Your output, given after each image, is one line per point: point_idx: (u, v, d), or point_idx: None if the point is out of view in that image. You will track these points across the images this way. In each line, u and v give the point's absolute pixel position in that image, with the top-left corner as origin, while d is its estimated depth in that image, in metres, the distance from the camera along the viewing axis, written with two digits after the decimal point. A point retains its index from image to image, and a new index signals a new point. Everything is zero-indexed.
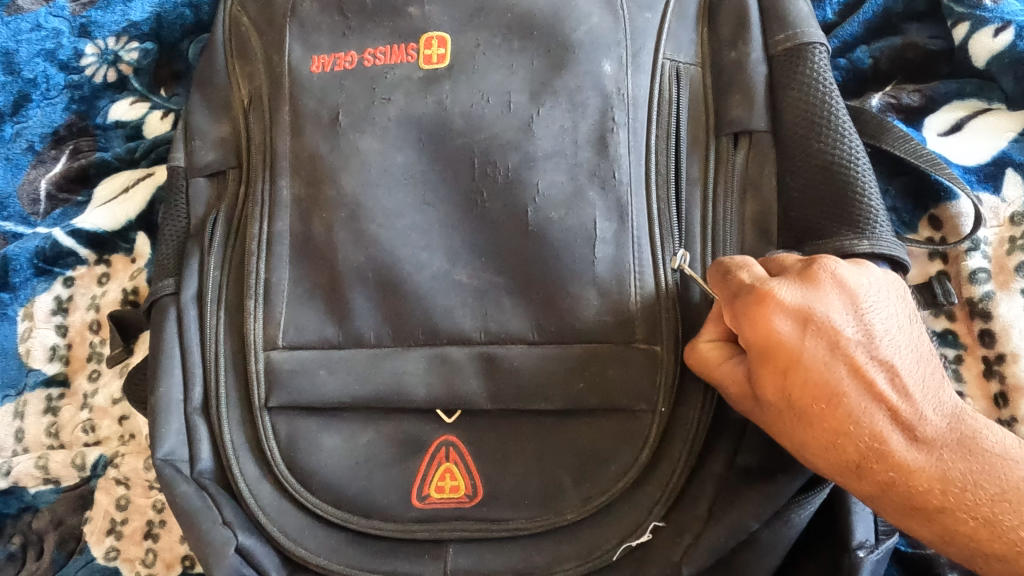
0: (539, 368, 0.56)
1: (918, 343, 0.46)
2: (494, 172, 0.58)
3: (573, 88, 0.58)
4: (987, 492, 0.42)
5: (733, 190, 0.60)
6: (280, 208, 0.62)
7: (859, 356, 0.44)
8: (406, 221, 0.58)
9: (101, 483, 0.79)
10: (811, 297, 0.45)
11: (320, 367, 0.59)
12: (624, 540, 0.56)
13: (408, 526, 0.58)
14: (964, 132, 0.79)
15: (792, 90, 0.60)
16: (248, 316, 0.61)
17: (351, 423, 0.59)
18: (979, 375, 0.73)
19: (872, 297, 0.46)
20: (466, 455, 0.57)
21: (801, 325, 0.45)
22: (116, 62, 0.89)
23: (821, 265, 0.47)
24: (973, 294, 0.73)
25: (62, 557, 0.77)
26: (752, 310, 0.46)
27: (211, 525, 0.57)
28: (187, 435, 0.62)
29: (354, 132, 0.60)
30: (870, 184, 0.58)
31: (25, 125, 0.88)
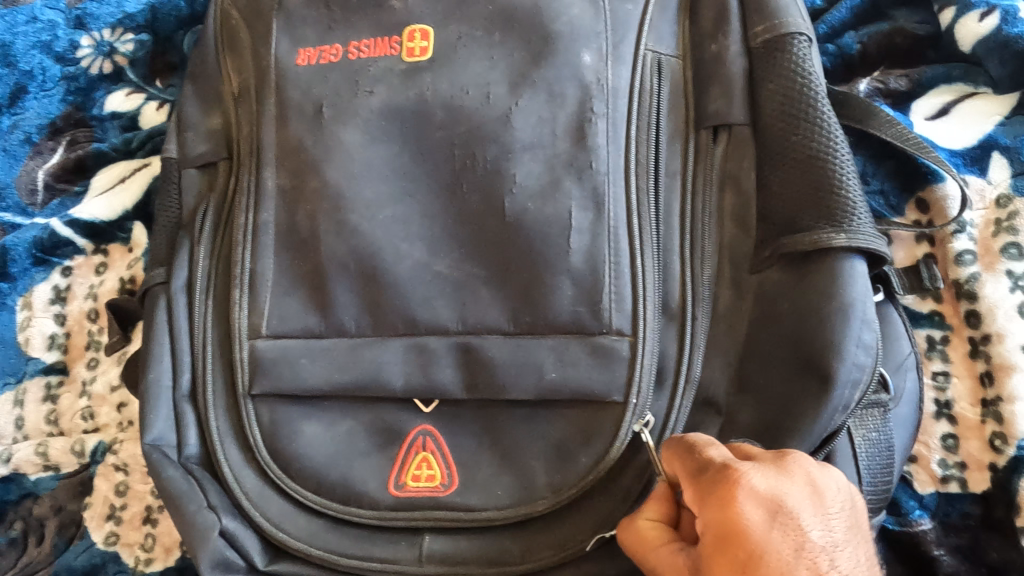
0: (515, 357, 0.57)
1: (873, 564, 0.45)
2: (473, 164, 0.59)
3: (552, 80, 0.59)
4: None
5: (713, 182, 0.61)
6: (266, 198, 0.63)
7: (822, 562, 0.42)
8: (387, 212, 0.60)
9: (100, 469, 0.81)
10: (781, 488, 0.44)
11: (302, 355, 0.60)
12: (598, 531, 0.57)
13: (384, 514, 0.59)
14: (951, 116, 0.79)
15: (771, 81, 0.60)
16: (234, 306, 0.62)
17: (332, 411, 0.61)
18: (966, 356, 0.73)
19: (837, 503, 0.45)
20: (442, 444, 0.59)
21: (769, 516, 0.43)
22: (111, 54, 0.91)
23: (794, 458, 0.46)
24: (959, 276, 0.74)
25: (62, 542, 0.79)
26: (721, 490, 0.44)
27: (197, 508, 0.59)
28: (175, 420, 0.63)
29: (337, 124, 0.61)
30: (849, 174, 0.58)
31: (22, 117, 0.89)
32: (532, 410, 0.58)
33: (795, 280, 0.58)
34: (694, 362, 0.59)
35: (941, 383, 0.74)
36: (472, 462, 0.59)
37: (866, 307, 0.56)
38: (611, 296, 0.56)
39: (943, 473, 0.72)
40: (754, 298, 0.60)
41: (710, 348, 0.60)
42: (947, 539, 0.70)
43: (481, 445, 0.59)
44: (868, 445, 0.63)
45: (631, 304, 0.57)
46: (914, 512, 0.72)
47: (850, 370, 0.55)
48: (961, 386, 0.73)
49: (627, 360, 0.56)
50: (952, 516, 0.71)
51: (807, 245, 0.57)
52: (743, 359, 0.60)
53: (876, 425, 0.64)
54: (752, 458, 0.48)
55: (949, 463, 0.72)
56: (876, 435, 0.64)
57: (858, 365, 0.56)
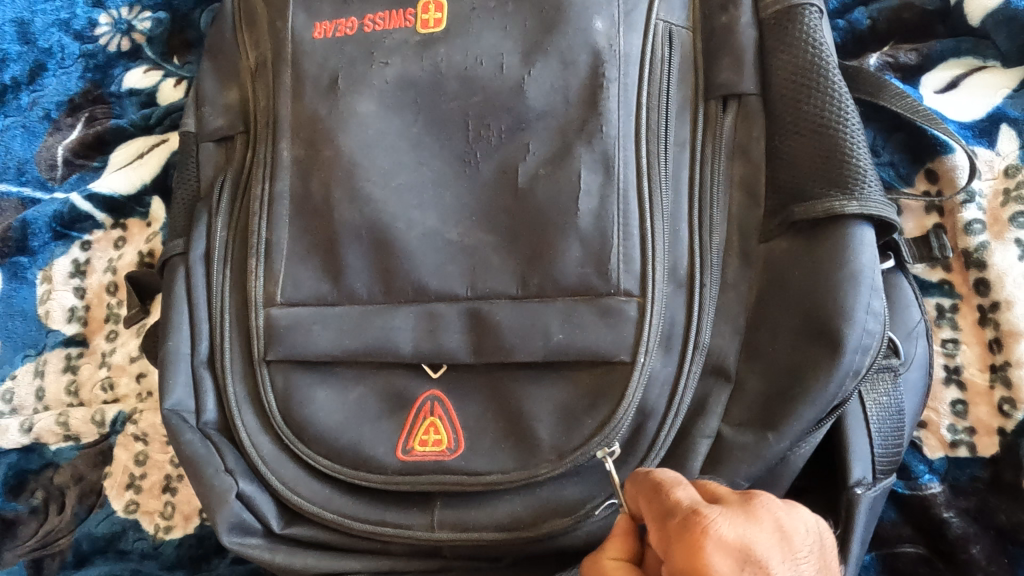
0: (522, 321, 0.58)
1: None
2: (488, 134, 0.60)
3: (564, 48, 0.59)
4: None
5: (721, 152, 0.62)
6: (281, 168, 0.64)
7: None
8: (401, 180, 0.61)
9: (121, 439, 0.82)
10: (749, 533, 0.41)
11: (314, 323, 0.61)
12: (610, 497, 0.59)
13: (391, 478, 0.60)
14: (959, 90, 0.79)
15: (782, 52, 0.61)
16: (250, 274, 0.63)
17: (343, 377, 0.62)
18: (975, 324, 0.74)
19: (804, 548, 0.42)
20: (449, 410, 0.60)
21: (738, 566, 0.40)
22: (129, 32, 0.92)
23: (763, 504, 0.43)
24: (968, 245, 0.75)
25: (82, 512, 0.80)
26: (686, 539, 0.40)
27: (214, 473, 0.62)
28: (194, 386, 0.65)
29: (352, 94, 0.62)
30: (859, 143, 0.59)
31: (41, 93, 0.91)
32: (541, 373, 0.59)
33: (804, 247, 0.59)
34: (703, 329, 0.60)
35: (951, 350, 0.75)
36: (480, 426, 0.60)
37: (874, 275, 0.57)
38: (620, 259, 0.57)
39: (952, 439, 0.73)
40: (761, 267, 0.61)
41: (718, 315, 0.61)
42: (958, 502, 0.71)
43: (489, 411, 0.60)
44: (880, 409, 0.65)
45: (640, 266, 0.57)
46: (923, 476, 0.73)
47: (861, 337, 0.56)
48: (970, 352, 0.74)
49: (635, 320, 0.57)
50: (962, 480, 0.72)
51: (819, 212, 0.57)
52: (751, 326, 0.61)
53: (888, 389, 0.66)
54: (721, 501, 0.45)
55: (958, 429, 0.73)
56: (887, 399, 0.65)
57: (869, 332, 0.57)
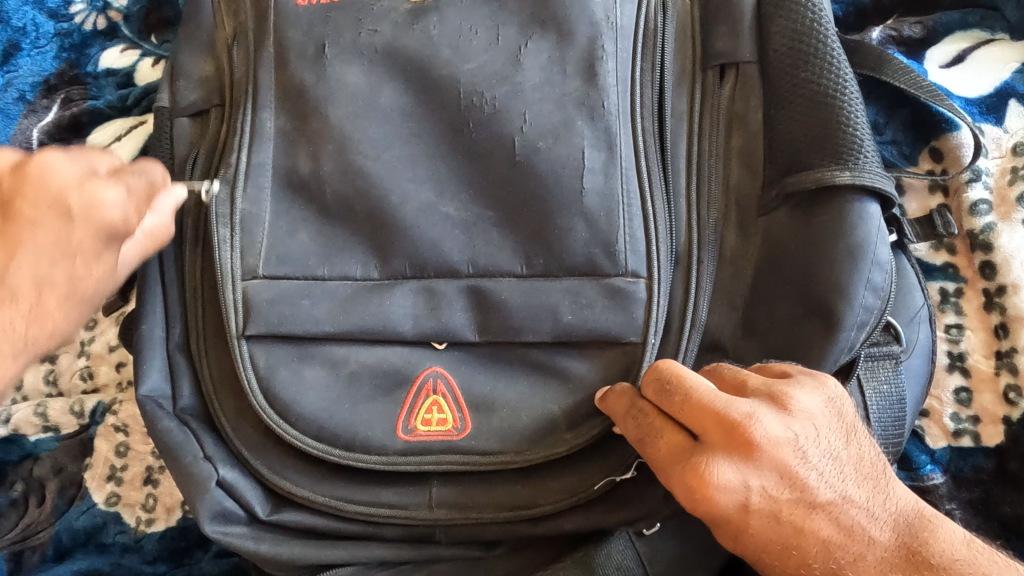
0: (528, 299, 0.57)
1: (848, 457, 0.47)
2: (480, 101, 0.58)
3: (562, 18, 0.58)
4: (949, 555, 0.44)
5: (719, 122, 0.61)
6: (262, 138, 0.61)
7: (797, 512, 0.45)
8: (394, 153, 0.59)
9: (100, 430, 0.79)
10: (749, 472, 0.44)
11: (303, 296, 0.58)
12: (610, 474, 0.59)
13: (394, 458, 0.59)
14: (967, 63, 0.80)
15: (780, 18, 0.60)
16: (220, 243, 0.59)
17: (336, 353, 0.59)
18: (980, 309, 0.74)
19: (796, 442, 0.45)
20: (452, 387, 0.58)
21: (742, 500, 0.44)
22: (106, 10, 0.90)
23: (747, 429, 0.44)
24: (974, 226, 0.75)
25: (63, 504, 0.78)
26: (690, 493, 0.45)
27: (193, 460, 0.60)
28: (169, 371, 0.63)
29: (341, 64, 0.60)
30: (857, 112, 0.58)
31: (15, 74, 0.88)
32: (548, 355, 0.58)
33: (801, 223, 0.58)
34: (700, 308, 0.58)
35: (955, 336, 0.74)
36: (489, 406, 0.58)
37: (876, 248, 0.56)
38: (626, 239, 0.57)
39: (955, 428, 0.72)
40: (760, 241, 0.60)
41: (716, 291, 0.60)
42: (961, 494, 0.70)
43: (496, 386, 0.59)
44: (879, 398, 0.63)
45: (644, 246, 0.57)
46: (925, 466, 0.71)
47: (858, 313, 0.56)
48: (975, 339, 0.74)
49: (643, 302, 0.56)
50: (965, 471, 0.71)
51: (809, 183, 0.57)
52: (750, 304, 0.60)
53: (888, 377, 0.63)
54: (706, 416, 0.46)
55: (962, 417, 0.72)
56: (888, 387, 0.63)
57: (867, 307, 0.56)
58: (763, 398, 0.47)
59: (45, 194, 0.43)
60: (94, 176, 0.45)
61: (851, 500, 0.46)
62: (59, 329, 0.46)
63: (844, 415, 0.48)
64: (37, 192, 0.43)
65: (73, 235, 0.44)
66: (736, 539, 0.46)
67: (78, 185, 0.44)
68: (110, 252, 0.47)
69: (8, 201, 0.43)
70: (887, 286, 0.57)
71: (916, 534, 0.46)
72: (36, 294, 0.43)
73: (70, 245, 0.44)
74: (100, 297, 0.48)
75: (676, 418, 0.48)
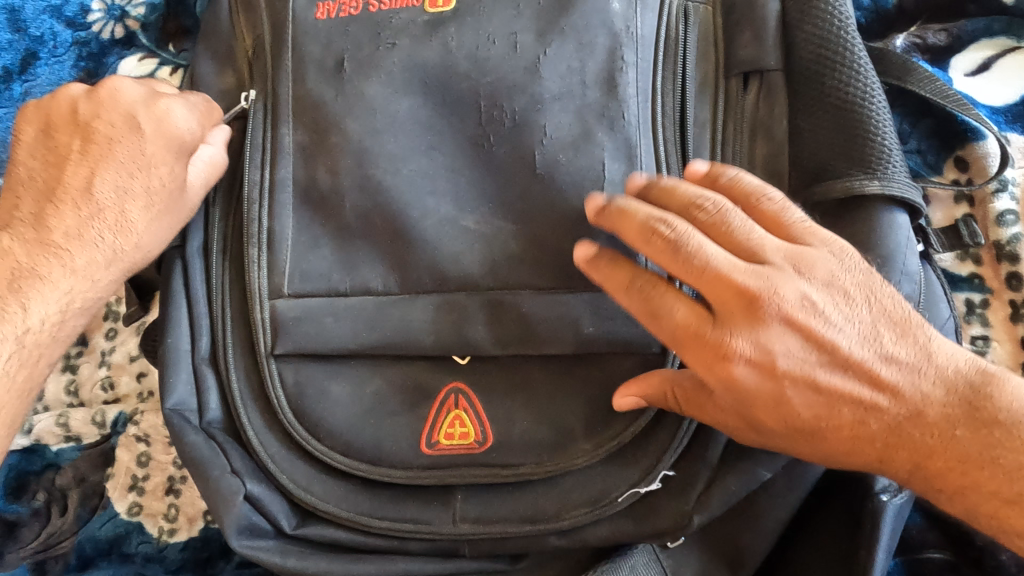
0: (549, 311, 0.56)
1: (874, 316, 0.47)
2: (501, 115, 0.58)
3: (580, 28, 0.59)
4: (1013, 411, 0.46)
5: (743, 130, 0.60)
6: (283, 154, 0.62)
7: (826, 377, 0.46)
8: (411, 166, 0.59)
9: (122, 440, 0.79)
10: (767, 341, 0.45)
11: (326, 314, 0.59)
12: (634, 485, 0.58)
13: (417, 473, 0.59)
14: (992, 72, 0.79)
15: (806, 26, 0.60)
16: (249, 264, 0.61)
17: (359, 370, 0.60)
18: (1006, 320, 0.73)
19: (809, 304, 0.45)
20: (474, 402, 0.58)
21: (764, 368, 0.45)
22: (123, 18, 0.90)
23: (761, 301, 0.44)
24: (1000, 236, 0.74)
25: (86, 513, 0.77)
26: (711, 369, 0.45)
27: (220, 473, 0.59)
28: (195, 384, 0.62)
29: (360, 77, 0.60)
30: (884, 120, 0.58)
31: (33, 83, 0.88)
32: (569, 369, 0.58)
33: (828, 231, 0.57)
34: None
35: (981, 347, 0.73)
36: (509, 417, 0.58)
37: (906, 258, 0.56)
38: None
39: None
40: None
41: None
42: None
43: (517, 399, 0.58)
44: None
45: None
46: None
47: None
48: (1001, 350, 0.73)
49: None
50: None
51: (838, 191, 0.57)
52: None
53: None
54: (723, 288, 0.45)
55: None
56: None
57: None
58: (785, 260, 0.46)
59: (117, 110, 0.58)
60: (158, 99, 0.59)
61: (891, 360, 0.46)
62: (145, 245, 0.58)
63: (864, 269, 0.48)
64: (110, 111, 0.58)
65: (146, 147, 0.57)
66: (776, 415, 0.47)
67: (142, 104, 0.58)
68: (182, 165, 0.58)
69: (88, 120, 0.58)
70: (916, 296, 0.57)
71: (976, 386, 0.46)
72: (120, 204, 0.56)
73: (145, 155, 0.57)
74: (181, 214, 0.60)
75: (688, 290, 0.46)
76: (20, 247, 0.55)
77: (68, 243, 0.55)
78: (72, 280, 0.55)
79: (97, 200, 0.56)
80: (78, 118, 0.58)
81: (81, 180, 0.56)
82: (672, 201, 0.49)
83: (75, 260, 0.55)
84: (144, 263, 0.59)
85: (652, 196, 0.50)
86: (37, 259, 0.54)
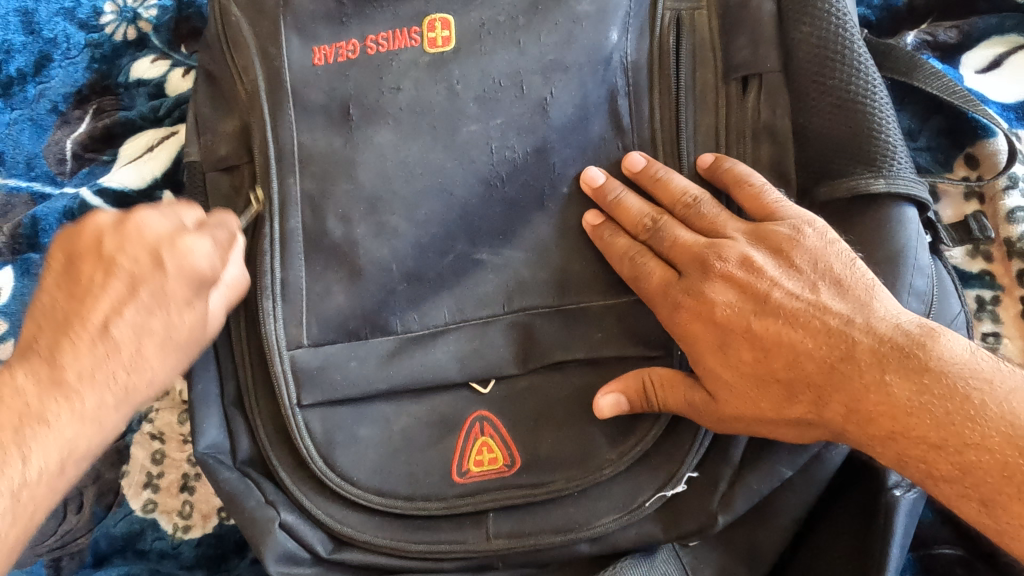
0: (566, 331, 0.60)
1: (815, 273, 0.52)
2: (512, 155, 0.60)
3: (583, 65, 0.61)
4: (940, 361, 0.47)
5: (746, 134, 0.61)
6: (292, 205, 0.61)
7: (759, 323, 0.52)
8: (425, 213, 0.60)
9: (137, 437, 0.81)
10: (707, 289, 0.54)
11: (350, 358, 0.60)
12: (660, 489, 0.59)
13: (453, 502, 0.59)
14: (1003, 69, 0.79)
15: (803, 24, 0.60)
16: (265, 317, 0.60)
17: (384, 409, 0.60)
18: (1017, 316, 0.73)
19: (747, 259, 0.54)
20: (500, 427, 0.60)
21: (703, 313, 0.54)
22: (135, 20, 0.91)
23: (707, 257, 0.55)
24: (1011, 234, 0.74)
25: (101, 510, 0.78)
26: (666, 316, 0.56)
27: (256, 504, 0.60)
28: (226, 428, 0.63)
29: (369, 127, 0.60)
30: (886, 116, 0.59)
31: (47, 85, 0.89)
32: (582, 383, 0.60)
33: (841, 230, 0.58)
34: None
35: (993, 343, 0.73)
36: (533, 436, 0.60)
37: (917, 254, 0.56)
38: None
39: None
40: None
41: None
42: None
43: (535, 416, 0.60)
44: None
45: None
46: None
47: None
48: (1013, 346, 0.72)
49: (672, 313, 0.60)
50: None
51: (844, 192, 0.57)
52: None
53: None
54: (683, 247, 0.56)
55: None
56: None
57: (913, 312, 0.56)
58: (745, 234, 0.55)
59: (142, 244, 0.50)
60: (183, 233, 0.51)
61: (827, 311, 0.51)
62: (155, 383, 0.51)
63: (821, 236, 0.54)
64: (134, 246, 0.50)
65: (168, 288, 0.50)
66: (725, 356, 0.53)
67: (166, 239, 0.51)
68: (200, 303, 0.52)
69: (112, 255, 0.50)
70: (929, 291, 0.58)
71: (912, 338, 0.48)
72: (137, 343, 0.49)
73: (167, 297, 0.50)
74: (195, 348, 0.53)
75: (663, 256, 0.57)
76: (28, 386, 0.46)
77: (81, 383, 0.47)
78: (79, 426, 0.47)
79: (115, 336, 0.49)
80: (100, 249, 0.50)
81: (100, 317, 0.49)
82: (666, 193, 0.59)
83: (86, 402, 0.47)
84: (147, 401, 0.52)
85: (652, 189, 0.59)
86: (47, 401, 0.46)
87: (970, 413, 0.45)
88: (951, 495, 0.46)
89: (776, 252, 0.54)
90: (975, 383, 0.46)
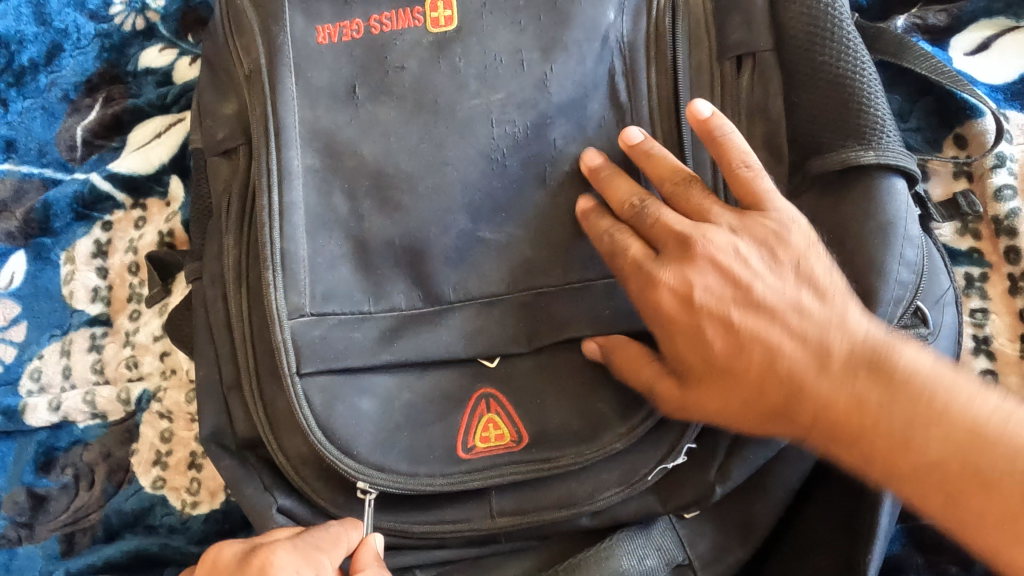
0: (570, 306, 0.61)
1: (792, 272, 0.52)
2: (513, 129, 0.61)
3: (582, 42, 0.62)
4: (905, 370, 0.47)
5: (740, 114, 0.63)
6: (291, 177, 0.62)
7: (734, 316, 0.52)
8: (427, 184, 0.61)
9: (146, 417, 0.82)
10: (689, 274, 0.53)
11: (354, 329, 0.61)
12: (661, 462, 0.62)
13: (460, 479, 0.61)
14: (991, 51, 0.81)
15: (793, 3, 0.62)
16: (267, 287, 0.61)
17: (386, 385, 0.61)
18: (1005, 293, 0.75)
19: (732, 253, 0.52)
20: (506, 405, 0.61)
21: (685, 299, 0.53)
22: (143, 11, 0.92)
23: (694, 240, 0.53)
24: (998, 212, 0.75)
25: (111, 487, 0.80)
26: (646, 298, 0.55)
27: (255, 491, 0.63)
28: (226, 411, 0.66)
29: (372, 103, 0.62)
30: (874, 91, 0.61)
31: (58, 74, 0.91)
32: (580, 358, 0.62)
33: (829, 205, 0.59)
34: None
35: (980, 320, 0.75)
36: (535, 412, 0.62)
37: (906, 225, 0.58)
38: None
39: None
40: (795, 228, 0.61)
41: None
42: None
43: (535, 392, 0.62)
44: None
45: None
46: None
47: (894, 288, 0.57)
48: (1000, 322, 0.74)
49: None
50: None
51: (836, 164, 0.59)
52: None
53: None
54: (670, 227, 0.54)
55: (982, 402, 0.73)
56: None
57: (903, 282, 0.57)
58: (733, 223, 0.53)
59: None
60: None
61: (803, 310, 0.50)
62: None
63: (805, 237, 0.52)
64: None
65: None
66: (695, 347, 0.53)
67: None
68: None
69: None
70: (920, 261, 0.59)
71: (879, 347, 0.48)
72: None
73: None
74: None
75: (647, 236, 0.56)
76: None
77: None
78: None
79: None
80: None
81: None
82: (657, 167, 0.58)
83: None
84: None
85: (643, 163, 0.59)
86: None
87: (933, 422, 0.46)
88: (904, 494, 0.47)
89: (763, 245, 0.52)
90: (937, 391, 0.47)
